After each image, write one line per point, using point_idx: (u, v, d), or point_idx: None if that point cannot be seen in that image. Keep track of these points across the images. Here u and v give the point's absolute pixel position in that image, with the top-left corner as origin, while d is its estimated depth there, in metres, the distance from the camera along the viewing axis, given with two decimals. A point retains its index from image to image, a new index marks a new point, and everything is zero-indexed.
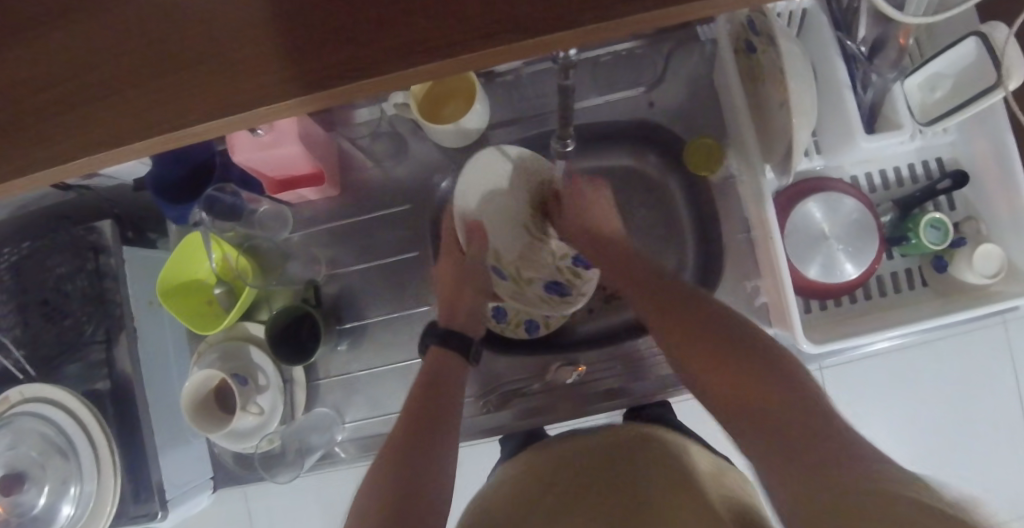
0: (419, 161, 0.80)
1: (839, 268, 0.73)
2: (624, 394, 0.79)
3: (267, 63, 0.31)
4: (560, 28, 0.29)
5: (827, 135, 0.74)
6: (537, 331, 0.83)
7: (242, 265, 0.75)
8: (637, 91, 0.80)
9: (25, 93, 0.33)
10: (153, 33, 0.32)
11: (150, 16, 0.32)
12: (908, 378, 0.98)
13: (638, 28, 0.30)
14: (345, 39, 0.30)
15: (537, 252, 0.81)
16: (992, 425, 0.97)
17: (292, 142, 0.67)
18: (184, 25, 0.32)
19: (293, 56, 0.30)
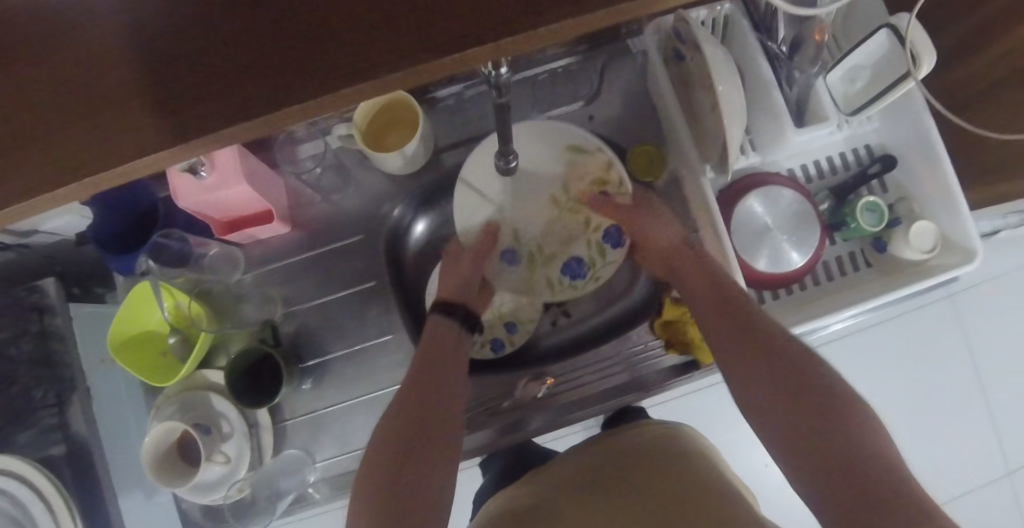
0: (368, 190, 0.80)
1: (786, 258, 0.76)
2: (598, 401, 0.80)
3: (196, 104, 0.32)
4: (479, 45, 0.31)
5: (759, 133, 0.77)
6: (503, 349, 0.83)
7: (197, 312, 0.73)
8: (576, 105, 0.82)
9: None
10: (70, 78, 0.33)
11: (67, 62, 0.33)
12: (869, 359, 1.01)
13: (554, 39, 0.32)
14: (258, 77, 0.31)
15: (566, 229, 0.82)
16: (952, 396, 1.01)
17: (237, 183, 0.67)
18: (103, 68, 0.32)
19: (212, 98, 0.32)
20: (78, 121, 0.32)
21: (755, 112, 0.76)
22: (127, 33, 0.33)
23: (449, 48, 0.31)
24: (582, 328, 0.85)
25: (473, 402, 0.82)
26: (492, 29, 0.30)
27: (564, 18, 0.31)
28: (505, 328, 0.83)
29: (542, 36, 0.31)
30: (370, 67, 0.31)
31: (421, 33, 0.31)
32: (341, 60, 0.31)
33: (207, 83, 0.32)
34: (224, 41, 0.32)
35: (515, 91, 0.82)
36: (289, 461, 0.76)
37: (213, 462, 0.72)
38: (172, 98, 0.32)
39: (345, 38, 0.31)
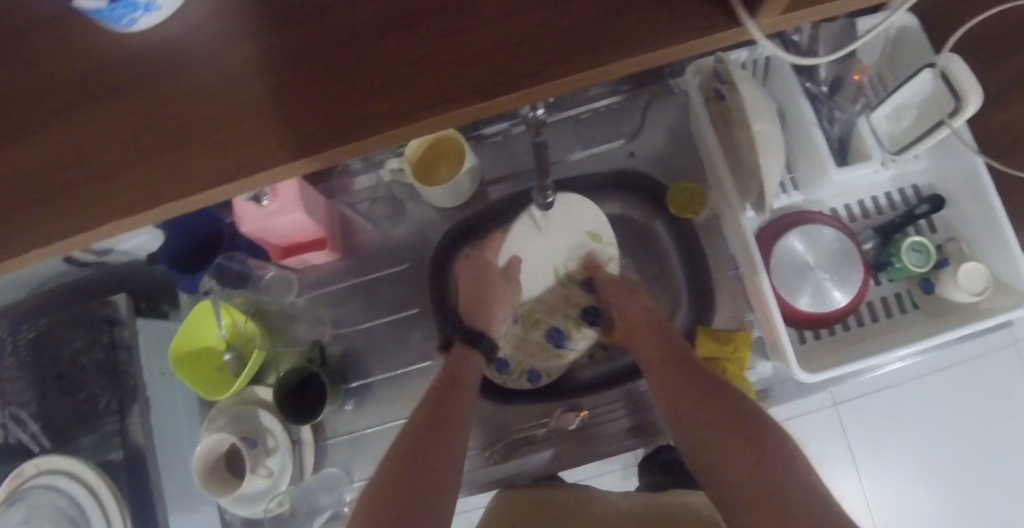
0: (416, 220, 0.84)
1: (828, 296, 0.75)
2: (634, 435, 0.80)
3: (276, 136, 0.36)
4: (529, 82, 0.34)
5: (801, 172, 0.78)
6: (540, 380, 0.83)
7: (252, 330, 0.78)
8: (618, 142, 0.85)
9: (53, 170, 0.38)
10: (170, 112, 0.38)
11: (165, 97, 0.38)
12: (924, 409, 0.97)
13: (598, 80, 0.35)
14: (318, 117, 0.36)
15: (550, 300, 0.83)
16: (1016, 451, 0.95)
17: (294, 210, 0.72)
18: (195, 103, 0.37)
19: (289, 132, 0.36)
20: (161, 153, 0.37)
21: (797, 151, 0.77)
22: (209, 77, 0.38)
23: (485, 94, 0.35)
24: (619, 364, 0.85)
25: (508, 430, 0.82)
26: (524, 78, 0.34)
27: (600, 64, 0.34)
28: (540, 360, 0.84)
29: (581, 78, 0.35)
30: (414, 110, 0.35)
31: (463, 80, 0.35)
32: (389, 103, 0.36)
33: (274, 124, 0.36)
34: (287, 88, 0.37)
35: (560, 127, 0.85)
36: (327, 480, 0.79)
37: (256, 475, 0.74)
38: (243, 138, 0.37)
39: (411, 76, 0.36)
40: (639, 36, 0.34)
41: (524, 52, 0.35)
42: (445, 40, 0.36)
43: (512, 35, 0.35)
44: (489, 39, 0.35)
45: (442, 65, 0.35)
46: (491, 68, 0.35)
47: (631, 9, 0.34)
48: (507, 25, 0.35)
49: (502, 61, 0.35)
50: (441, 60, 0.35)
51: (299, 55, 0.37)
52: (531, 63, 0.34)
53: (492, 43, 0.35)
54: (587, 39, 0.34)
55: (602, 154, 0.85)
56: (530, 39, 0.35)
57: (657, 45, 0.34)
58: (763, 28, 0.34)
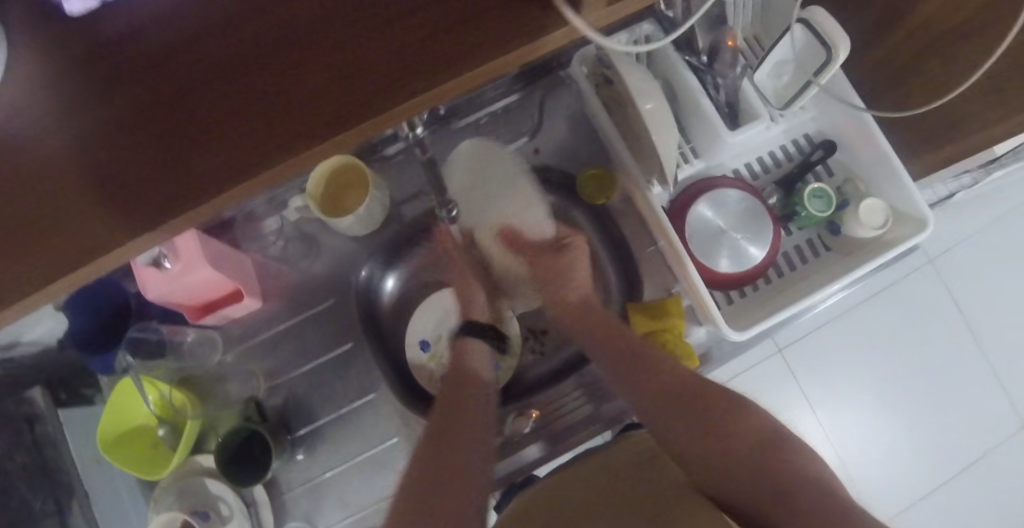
0: (334, 254, 0.82)
1: (744, 255, 0.78)
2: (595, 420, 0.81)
3: (155, 189, 0.35)
4: (385, 106, 0.34)
5: (698, 140, 0.80)
6: (490, 389, 0.83)
7: (182, 399, 0.76)
8: (521, 141, 0.85)
9: None
10: (36, 184, 0.36)
11: (24, 169, 0.36)
12: None
13: (452, 95, 0.35)
14: (172, 177, 0.35)
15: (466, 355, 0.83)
16: None
17: (201, 267, 0.69)
18: (61, 170, 0.36)
19: (165, 188, 0.35)
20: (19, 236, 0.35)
21: (691, 120, 0.79)
22: (64, 145, 0.36)
23: (334, 128, 0.34)
24: (560, 359, 0.86)
25: None
26: (367, 103, 0.34)
27: (449, 77, 0.34)
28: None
29: (434, 95, 0.34)
30: (267, 154, 0.35)
31: (320, 113, 0.34)
32: (241, 153, 0.35)
33: (135, 191, 0.35)
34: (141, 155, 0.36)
35: (462, 135, 0.85)
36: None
37: None
38: (102, 208, 0.35)
39: (269, 118, 0.35)
40: (476, 45, 0.34)
41: (362, 80, 0.34)
42: (282, 79, 0.35)
43: (362, 61, 0.34)
44: (327, 72, 0.35)
45: (299, 101, 0.35)
46: (344, 97, 0.34)
47: (467, 21, 0.34)
48: (342, 56, 0.35)
49: (344, 93, 0.34)
50: (295, 96, 0.35)
51: (142, 119, 0.36)
52: (382, 85, 0.34)
53: (332, 74, 0.35)
54: (424, 54, 0.34)
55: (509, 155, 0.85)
56: (369, 66, 0.34)
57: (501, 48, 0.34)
58: (596, 19, 0.34)
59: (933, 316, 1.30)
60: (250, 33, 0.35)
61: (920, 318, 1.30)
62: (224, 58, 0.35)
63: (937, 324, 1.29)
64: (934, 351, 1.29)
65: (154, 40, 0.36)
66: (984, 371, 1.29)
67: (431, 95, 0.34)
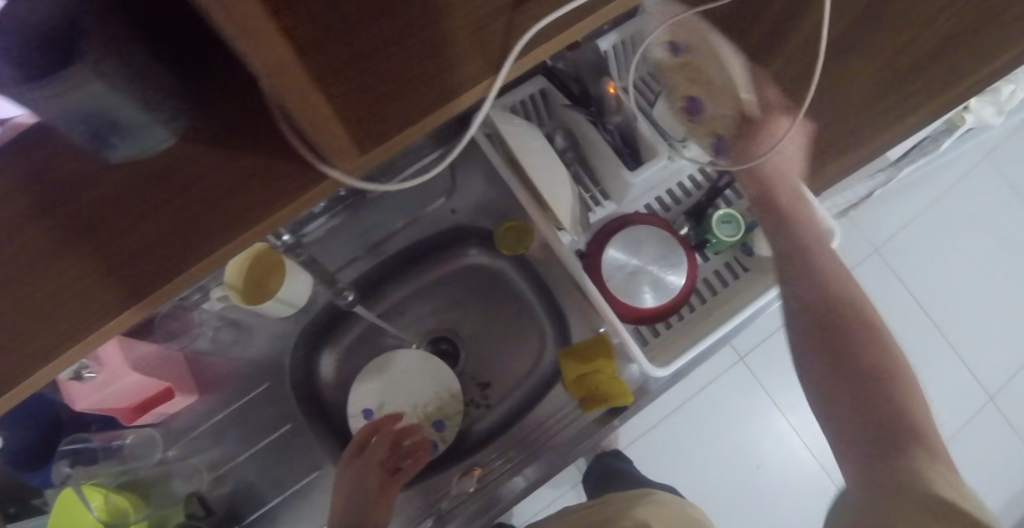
0: (266, 337, 0.84)
1: (664, 287, 0.79)
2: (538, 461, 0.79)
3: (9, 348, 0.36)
4: (229, 238, 0.37)
5: (605, 183, 0.82)
6: (438, 448, 0.85)
7: (126, 503, 0.74)
8: (438, 202, 0.87)
9: None
10: None
11: None
12: None
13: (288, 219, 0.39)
14: (21, 343, 0.36)
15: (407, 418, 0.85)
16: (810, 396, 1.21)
17: (127, 372, 0.70)
18: None
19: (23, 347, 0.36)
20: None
21: (597, 164, 0.81)
22: None
23: (185, 264, 0.37)
24: (505, 408, 0.88)
25: (422, 510, 0.81)
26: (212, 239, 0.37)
27: (281, 204, 0.38)
28: (435, 427, 0.85)
29: (270, 223, 0.38)
30: (125, 295, 0.37)
31: (170, 253, 0.37)
32: (91, 310, 0.37)
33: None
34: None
35: (377, 206, 0.86)
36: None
37: None
38: None
39: (122, 264, 0.37)
40: (301, 174, 0.38)
41: (204, 218, 0.38)
42: (132, 227, 0.38)
43: (198, 201, 0.38)
44: (171, 216, 0.38)
45: (147, 245, 0.37)
46: (189, 235, 0.37)
47: (284, 153, 0.38)
48: (184, 198, 0.38)
49: (188, 232, 0.38)
50: (143, 241, 0.37)
51: None
52: (221, 220, 0.38)
53: (177, 217, 0.38)
54: (257, 189, 0.38)
55: (427, 218, 0.88)
56: (209, 205, 0.38)
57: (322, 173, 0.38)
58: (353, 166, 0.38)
59: (887, 306, 1.31)
60: (94, 189, 0.38)
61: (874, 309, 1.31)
62: (66, 215, 0.37)
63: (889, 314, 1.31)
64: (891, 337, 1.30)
65: None
66: (943, 353, 1.30)
67: (268, 223, 0.38)
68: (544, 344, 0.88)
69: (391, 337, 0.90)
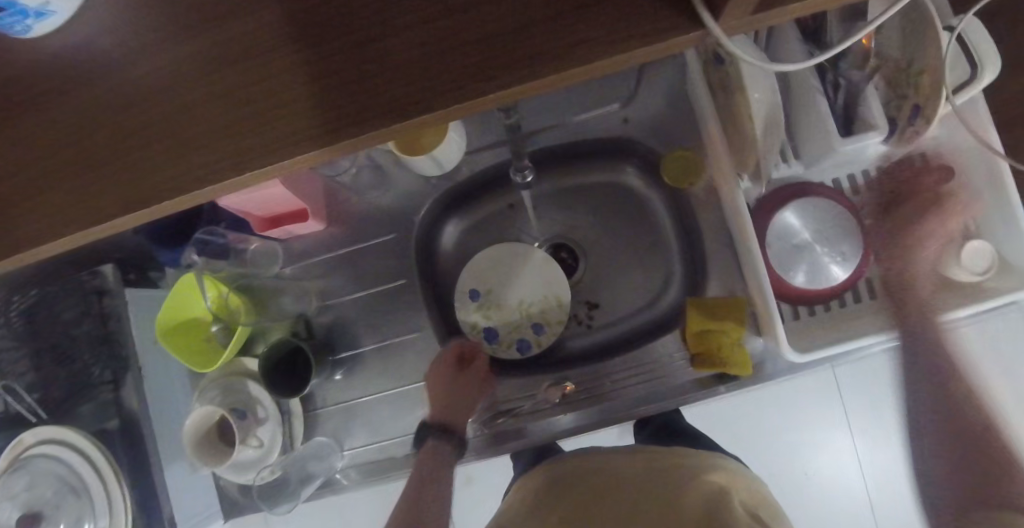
0: (401, 190, 0.82)
1: (824, 272, 0.73)
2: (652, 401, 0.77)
3: (275, 136, 0.37)
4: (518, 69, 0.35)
5: (804, 142, 0.74)
6: (530, 350, 0.83)
7: (238, 303, 0.77)
8: (611, 108, 0.80)
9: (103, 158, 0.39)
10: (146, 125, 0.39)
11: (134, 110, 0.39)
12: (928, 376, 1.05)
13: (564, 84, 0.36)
14: (289, 122, 0.37)
15: (510, 312, 0.84)
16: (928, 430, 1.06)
17: (277, 184, 0.69)
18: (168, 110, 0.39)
19: (298, 123, 0.37)
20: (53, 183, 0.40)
21: (800, 118, 0.73)
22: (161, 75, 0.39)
23: (460, 93, 0.36)
24: (609, 336, 0.85)
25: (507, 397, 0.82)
26: (382, 117, 0.36)
27: (580, 60, 0.34)
28: (533, 328, 0.84)
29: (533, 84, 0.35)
30: (388, 110, 0.36)
31: (445, 77, 0.36)
32: (348, 111, 0.37)
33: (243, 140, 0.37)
34: (153, 121, 0.39)
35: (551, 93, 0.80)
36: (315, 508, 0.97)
37: (247, 446, 0.75)
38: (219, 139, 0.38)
39: (392, 76, 0.36)
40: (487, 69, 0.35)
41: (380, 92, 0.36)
42: (299, 70, 0.37)
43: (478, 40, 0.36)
44: (360, 68, 0.37)
45: (413, 65, 0.36)
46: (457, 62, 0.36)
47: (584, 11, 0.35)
48: (385, 52, 0.37)
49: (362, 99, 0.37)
50: (417, 66, 0.36)
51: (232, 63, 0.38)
52: (504, 64, 0.35)
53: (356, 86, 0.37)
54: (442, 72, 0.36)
55: (597, 120, 0.81)
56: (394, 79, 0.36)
57: (613, 51, 0.34)
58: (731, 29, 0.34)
59: None
60: None
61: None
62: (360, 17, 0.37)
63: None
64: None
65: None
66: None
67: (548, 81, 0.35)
68: (667, 282, 0.84)
69: (515, 229, 0.88)
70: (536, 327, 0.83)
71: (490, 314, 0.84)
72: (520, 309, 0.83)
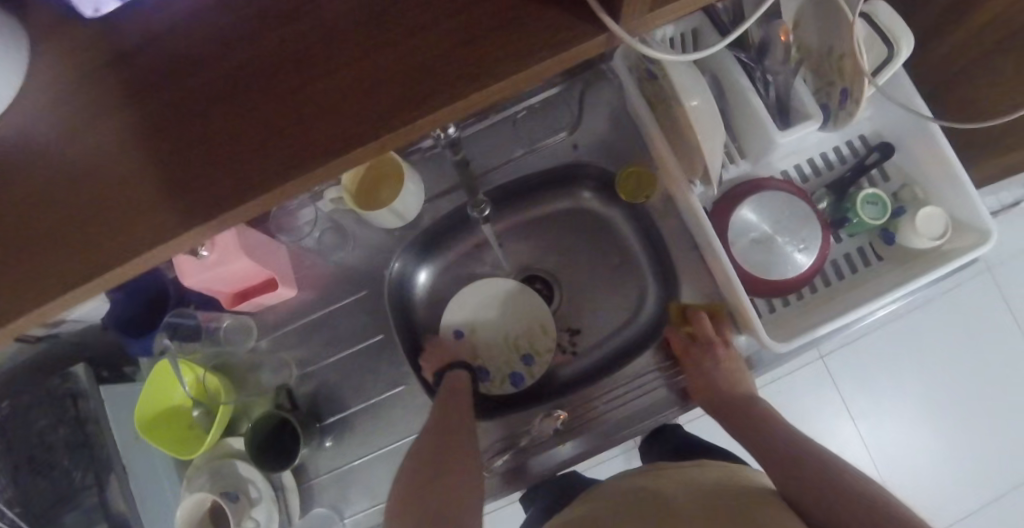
0: (367, 246, 0.82)
1: (790, 261, 0.75)
2: (647, 416, 0.77)
3: (205, 194, 0.36)
4: (447, 90, 0.35)
5: (746, 140, 0.76)
6: (524, 382, 0.84)
7: (216, 384, 0.76)
8: (558, 136, 0.82)
9: (11, 238, 0.36)
10: (54, 201, 0.36)
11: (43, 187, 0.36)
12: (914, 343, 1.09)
13: (496, 98, 0.36)
14: (219, 178, 0.36)
15: (498, 347, 0.85)
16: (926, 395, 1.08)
17: (239, 256, 0.69)
18: (79, 186, 0.36)
19: (226, 177, 0.35)
20: None
21: (738, 118, 0.75)
22: (66, 149, 0.36)
23: (393, 121, 0.35)
24: (595, 358, 0.85)
25: (508, 434, 0.80)
26: (308, 162, 0.35)
27: (507, 75, 0.34)
28: (523, 360, 0.85)
29: (468, 101, 0.35)
30: (321, 149, 0.35)
31: (375, 109, 0.35)
32: (281, 157, 0.35)
33: (171, 204, 0.36)
34: (67, 199, 0.36)
35: (499, 131, 0.82)
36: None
37: None
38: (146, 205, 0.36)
39: (321, 113, 0.35)
40: (409, 99, 0.35)
41: (303, 138, 0.35)
42: (219, 129, 0.36)
43: (403, 70, 0.35)
44: (287, 110, 0.35)
45: (343, 100, 0.35)
46: (382, 94, 0.35)
47: (507, 27, 0.35)
48: (309, 89, 0.35)
49: (284, 148, 0.35)
50: (346, 98, 0.35)
51: (149, 128, 0.36)
52: (435, 88, 0.35)
53: (276, 137, 0.36)
54: (364, 108, 0.35)
55: (548, 150, 0.83)
56: (316, 123, 0.35)
57: (539, 58, 0.34)
58: (636, 27, 0.35)
59: None
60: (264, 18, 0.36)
61: (917, 349, 1.10)
62: (280, 58, 0.36)
63: (936, 364, 1.09)
64: (926, 388, 1.09)
65: (189, 35, 0.37)
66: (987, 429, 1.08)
67: (479, 96, 0.35)
68: (642, 296, 0.85)
69: (485, 267, 0.88)
70: (527, 359, 0.84)
71: (476, 354, 0.85)
72: (507, 344, 0.85)
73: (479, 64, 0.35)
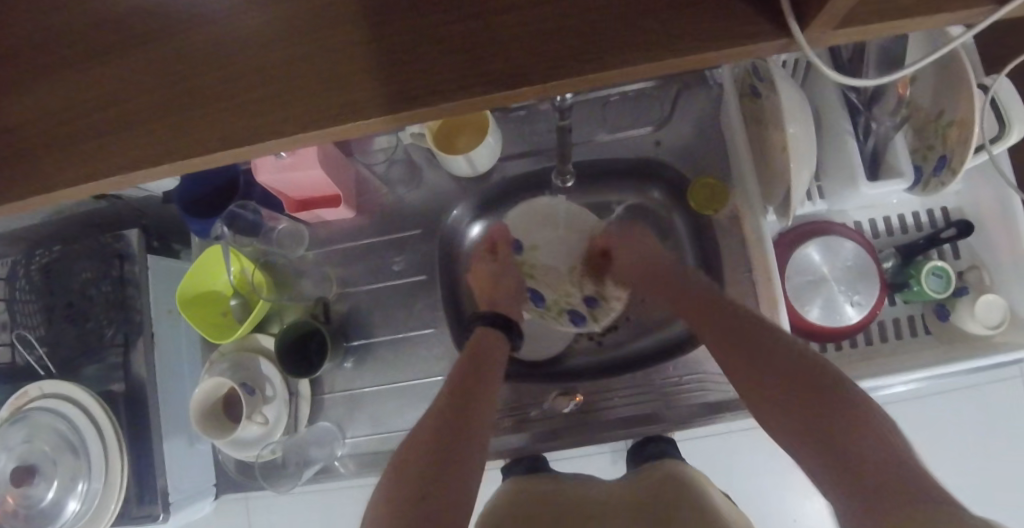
0: (433, 188, 0.83)
1: (839, 311, 0.74)
2: (653, 421, 0.78)
3: (361, 94, 0.38)
4: (617, 56, 0.36)
5: (828, 181, 0.75)
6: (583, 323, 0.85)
7: (260, 280, 0.77)
8: (645, 130, 0.82)
9: (183, 92, 0.40)
10: (231, 69, 0.40)
11: (225, 53, 0.40)
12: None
13: (656, 75, 0.37)
14: (383, 83, 0.38)
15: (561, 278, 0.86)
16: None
17: (313, 166, 0.70)
18: (255, 60, 0.39)
19: (385, 83, 0.38)
20: (124, 124, 0.41)
21: (827, 157, 0.74)
22: (251, 25, 0.40)
23: (557, 72, 0.37)
24: (619, 353, 0.86)
25: (518, 404, 0.82)
26: (470, 90, 0.37)
27: (677, 56, 0.36)
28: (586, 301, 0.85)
29: (631, 72, 0.36)
30: (485, 82, 0.37)
31: (543, 58, 0.37)
32: (447, 81, 0.37)
33: (331, 96, 0.38)
34: (242, 68, 0.39)
35: (586, 109, 0.82)
36: (263, 497, 0.87)
37: (252, 422, 0.76)
38: (306, 92, 0.38)
39: (491, 50, 0.37)
40: (576, 55, 0.37)
41: (469, 64, 0.37)
42: (398, 41, 0.38)
43: (575, 31, 0.37)
44: (464, 37, 0.38)
45: (516, 42, 0.37)
46: (551, 48, 0.37)
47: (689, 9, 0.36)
48: (488, 24, 0.38)
49: (450, 69, 0.38)
50: (519, 42, 0.37)
51: (329, 22, 0.39)
52: (604, 51, 0.36)
53: (442, 58, 0.38)
54: (530, 53, 0.37)
55: (628, 141, 0.82)
56: (482, 53, 0.37)
57: (712, 47, 0.36)
58: (814, 39, 0.36)
59: None
60: None
61: None
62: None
63: None
64: None
65: None
66: None
67: (642, 71, 0.36)
68: None
69: None
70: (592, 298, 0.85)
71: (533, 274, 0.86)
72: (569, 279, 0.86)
73: (645, 41, 0.36)
